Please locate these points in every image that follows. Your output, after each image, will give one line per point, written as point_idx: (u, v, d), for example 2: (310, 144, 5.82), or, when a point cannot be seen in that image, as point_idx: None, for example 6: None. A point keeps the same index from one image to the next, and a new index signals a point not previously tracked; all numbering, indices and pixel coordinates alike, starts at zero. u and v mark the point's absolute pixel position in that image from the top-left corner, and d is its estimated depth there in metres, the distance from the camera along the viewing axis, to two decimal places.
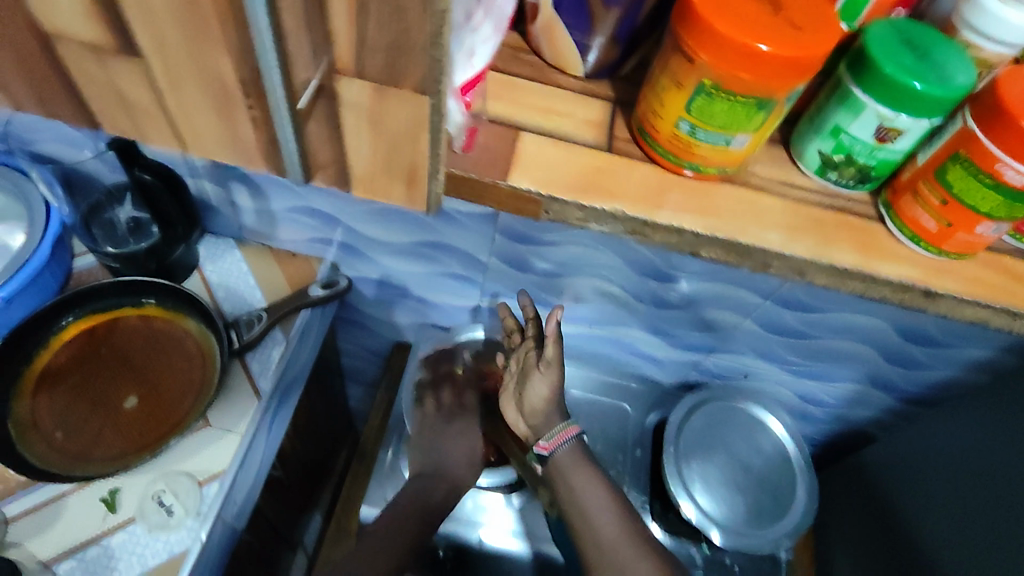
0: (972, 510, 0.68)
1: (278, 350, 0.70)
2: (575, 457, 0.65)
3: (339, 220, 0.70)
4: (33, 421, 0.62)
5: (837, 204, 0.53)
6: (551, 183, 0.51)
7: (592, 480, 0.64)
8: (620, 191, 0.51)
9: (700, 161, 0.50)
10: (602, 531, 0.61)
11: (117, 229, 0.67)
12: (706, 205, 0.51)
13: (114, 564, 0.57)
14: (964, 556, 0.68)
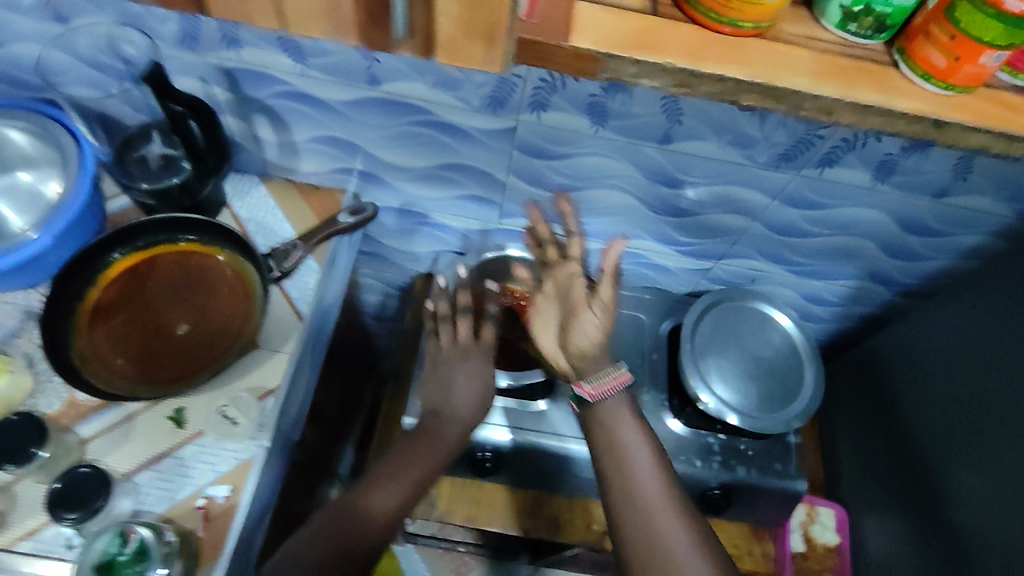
0: (952, 387, 0.73)
1: (314, 277, 0.74)
2: (618, 408, 0.64)
3: (360, 147, 0.73)
4: (94, 353, 0.66)
5: (857, 54, 0.55)
6: (606, 43, 0.51)
7: (637, 435, 0.62)
8: (666, 47, 0.51)
9: (740, 18, 0.51)
10: (645, 491, 0.58)
11: (149, 165, 0.70)
12: (743, 58, 0.52)
13: (187, 473, 0.62)
14: (943, 430, 0.73)
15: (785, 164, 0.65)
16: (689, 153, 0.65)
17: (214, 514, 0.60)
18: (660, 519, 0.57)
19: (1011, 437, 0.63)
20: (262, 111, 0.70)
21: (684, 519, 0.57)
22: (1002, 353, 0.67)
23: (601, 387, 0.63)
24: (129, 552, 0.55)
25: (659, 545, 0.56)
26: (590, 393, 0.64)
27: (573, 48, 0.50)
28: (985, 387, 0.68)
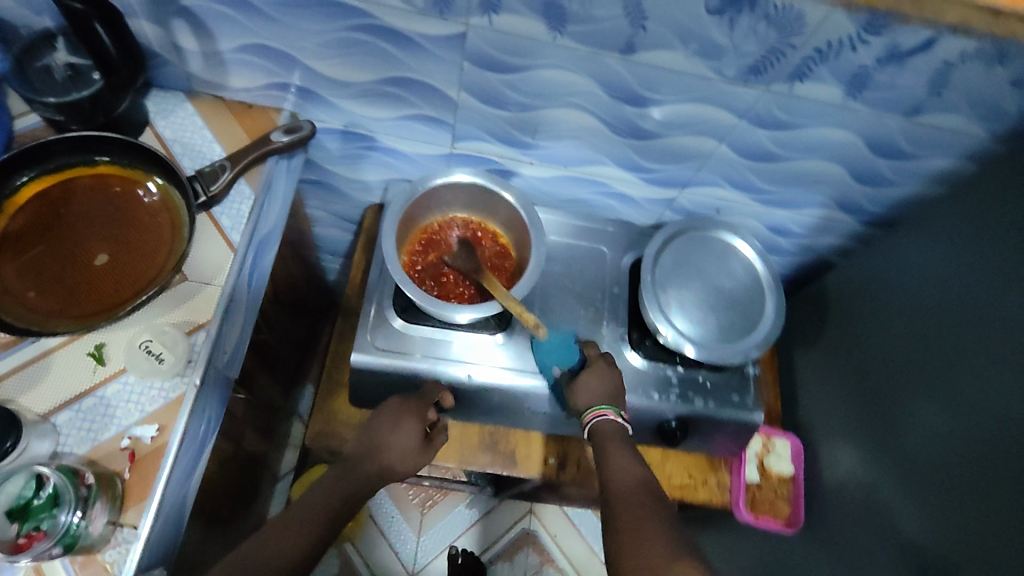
0: (913, 321, 0.72)
1: (248, 204, 0.68)
2: (613, 431, 0.66)
3: (293, 58, 0.66)
4: (2, 286, 0.59)
5: None
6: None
7: (621, 449, 0.65)
8: None
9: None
10: (621, 485, 0.61)
11: (54, 76, 0.62)
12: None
13: (111, 412, 0.58)
14: (903, 362, 0.73)
15: (754, 78, 0.60)
16: (654, 65, 0.60)
17: (141, 455, 0.57)
18: (632, 514, 0.58)
19: (973, 366, 0.63)
20: (179, 14, 0.62)
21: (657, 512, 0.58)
22: (971, 281, 0.65)
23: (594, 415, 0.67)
24: (46, 496, 0.51)
25: (622, 529, 0.57)
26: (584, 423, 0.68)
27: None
28: (947, 319, 0.68)
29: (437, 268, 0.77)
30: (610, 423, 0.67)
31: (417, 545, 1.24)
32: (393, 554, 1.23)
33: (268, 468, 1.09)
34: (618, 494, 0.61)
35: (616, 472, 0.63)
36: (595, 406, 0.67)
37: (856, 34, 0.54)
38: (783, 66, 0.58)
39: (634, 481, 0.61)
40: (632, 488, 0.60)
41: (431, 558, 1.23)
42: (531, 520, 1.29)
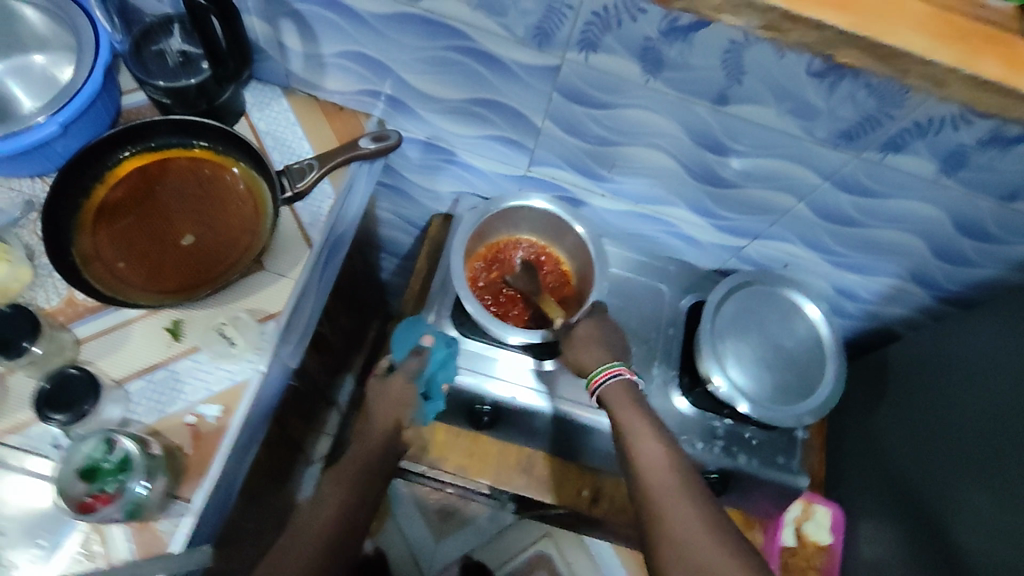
0: (976, 411, 0.70)
1: (328, 203, 0.70)
2: (622, 394, 0.66)
3: (390, 70, 0.68)
4: (96, 253, 0.63)
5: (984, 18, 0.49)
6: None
7: (636, 414, 0.64)
8: None
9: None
10: (649, 463, 0.60)
11: (167, 62, 0.65)
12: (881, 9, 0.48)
13: (180, 387, 0.61)
14: (951, 447, 0.72)
15: (846, 143, 0.59)
16: (745, 118, 0.59)
17: (204, 433, 0.59)
18: (666, 495, 0.58)
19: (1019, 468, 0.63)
20: (288, 16, 0.64)
21: (693, 499, 0.57)
22: None
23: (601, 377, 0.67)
24: (115, 460, 0.54)
25: (660, 515, 0.57)
26: (592, 386, 0.68)
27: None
28: (1014, 416, 0.65)
29: (498, 286, 0.79)
30: (620, 384, 0.67)
31: (435, 550, 1.28)
32: (411, 556, 1.27)
33: (303, 452, 1.12)
34: (647, 474, 0.60)
35: (641, 451, 0.62)
36: (601, 366, 0.68)
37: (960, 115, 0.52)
38: (882, 134, 0.57)
39: (658, 461, 0.60)
40: (665, 474, 0.59)
41: (446, 563, 1.27)
42: (547, 544, 1.26)
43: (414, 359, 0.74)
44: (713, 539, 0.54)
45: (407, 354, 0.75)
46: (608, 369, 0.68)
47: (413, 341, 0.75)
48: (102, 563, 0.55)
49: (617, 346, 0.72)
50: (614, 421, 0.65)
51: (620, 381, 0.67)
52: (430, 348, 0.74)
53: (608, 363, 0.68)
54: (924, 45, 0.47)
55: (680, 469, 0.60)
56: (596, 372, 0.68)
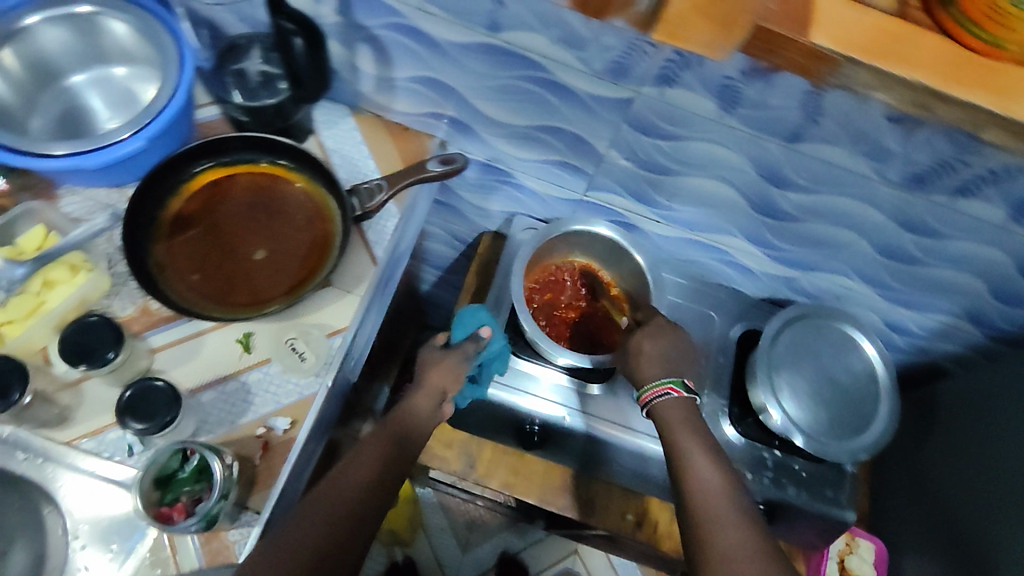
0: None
1: (393, 223, 0.72)
2: (677, 413, 0.66)
3: (460, 95, 0.70)
4: (170, 262, 0.65)
5: None
6: (847, 45, 0.43)
7: (689, 435, 0.63)
8: (912, 59, 0.44)
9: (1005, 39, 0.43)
10: (702, 483, 0.59)
11: (247, 81, 0.67)
12: (1007, 85, 0.44)
13: (250, 399, 0.62)
14: (994, 483, 0.74)
15: (917, 186, 0.59)
16: (816, 158, 0.60)
17: (273, 445, 0.60)
18: (720, 517, 0.56)
19: None
20: (366, 40, 0.66)
21: (750, 525, 0.54)
22: None
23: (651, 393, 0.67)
24: (190, 470, 0.55)
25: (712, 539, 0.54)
26: (645, 402, 0.68)
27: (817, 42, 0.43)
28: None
29: (551, 308, 0.81)
30: (672, 401, 0.66)
31: (461, 561, 1.27)
32: (437, 565, 1.26)
33: None
34: (704, 497, 0.58)
35: (698, 475, 0.60)
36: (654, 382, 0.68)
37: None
38: (955, 179, 0.57)
39: (714, 482, 0.59)
40: (717, 495, 0.57)
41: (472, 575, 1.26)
42: (574, 561, 1.28)
43: (470, 344, 0.73)
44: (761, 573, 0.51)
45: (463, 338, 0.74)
46: (662, 387, 0.67)
47: (473, 327, 0.74)
48: (171, 570, 0.56)
49: (679, 358, 0.71)
50: (671, 442, 0.64)
51: (674, 399, 0.67)
52: (485, 341, 0.73)
53: (661, 379, 0.68)
54: None
55: (737, 498, 0.57)
56: (647, 389, 0.68)
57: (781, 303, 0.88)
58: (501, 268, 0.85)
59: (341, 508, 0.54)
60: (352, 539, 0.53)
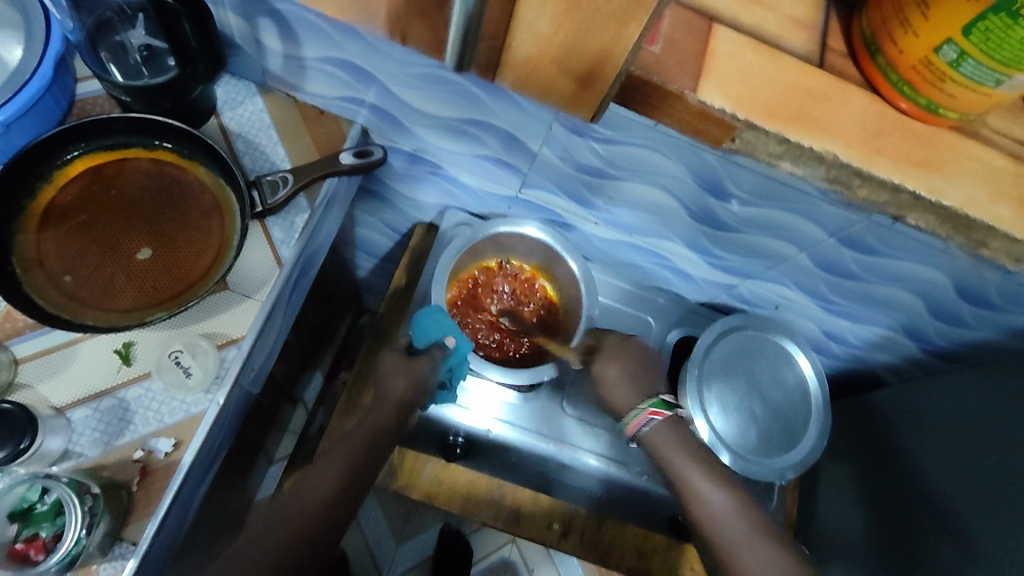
0: (953, 468, 0.71)
1: (302, 218, 0.65)
2: (668, 438, 0.67)
3: (376, 79, 0.62)
4: (39, 259, 0.58)
5: (1013, 150, 0.49)
6: (746, 104, 0.46)
7: (689, 462, 0.65)
8: (833, 125, 0.47)
9: (939, 103, 0.45)
10: (714, 509, 0.63)
11: (129, 55, 0.60)
12: (927, 156, 0.47)
13: (129, 417, 0.56)
14: (926, 490, 0.73)
15: (856, 206, 0.56)
16: (755, 173, 0.55)
17: (153, 469, 0.55)
18: (736, 541, 0.62)
19: (985, 507, 0.66)
20: (267, 14, 0.58)
21: (769, 541, 0.61)
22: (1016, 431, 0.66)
23: (636, 423, 0.67)
24: (50, 503, 0.52)
25: (737, 564, 0.61)
26: (631, 434, 0.69)
27: (703, 101, 0.45)
28: (995, 478, 0.66)
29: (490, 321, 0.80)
30: (658, 426, 0.67)
31: (394, 554, 1.25)
32: (370, 558, 1.23)
33: (265, 452, 1.08)
34: (715, 526, 0.63)
35: (709, 505, 0.63)
36: (633, 414, 0.68)
37: (973, 232, 0.49)
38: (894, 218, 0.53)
39: (723, 505, 0.63)
40: (732, 520, 0.62)
41: (406, 568, 1.24)
42: (512, 550, 1.27)
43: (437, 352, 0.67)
44: (775, 564, 0.60)
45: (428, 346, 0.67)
46: (642, 414, 0.68)
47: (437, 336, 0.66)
48: None
49: (645, 371, 0.71)
50: (668, 471, 0.66)
51: (660, 423, 0.67)
52: (452, 349, 0.67)
53: (641, 407, 0.68)
54: (972, 188, 0.48)
55: (747, 514, 0.63)
56: (630, 421, 0.67)
57: (721, 307, 0.86)
58: (429, 265, 0.80)
59: (312, 509, 0.56)
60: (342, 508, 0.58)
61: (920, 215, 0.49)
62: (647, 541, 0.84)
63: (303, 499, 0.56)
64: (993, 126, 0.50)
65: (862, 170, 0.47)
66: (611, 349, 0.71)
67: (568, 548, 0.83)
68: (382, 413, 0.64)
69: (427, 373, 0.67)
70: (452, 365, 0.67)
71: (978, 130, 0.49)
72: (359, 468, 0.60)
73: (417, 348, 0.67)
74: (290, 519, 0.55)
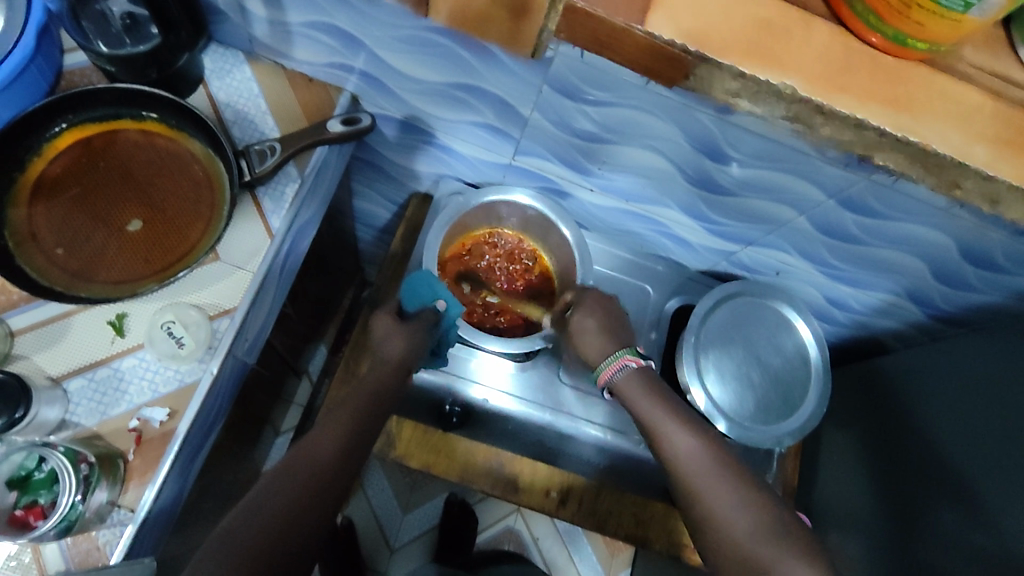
0: (983, 436, 0.67)
1: (292, 187, 0.64)
2: (634, 382, 0.63)
3: (362, 44, 0.61)
4: (31, 232, 0.58)
5: (990, 85, 0.47)
6: (700, 38, 0.44)
7: (653, 403, 0.61)
8: (791, 61, 0.45)
9: (908, 34, 0.43)
10: (683, 455, 0.57)
11: (111, 25, 0.59)
12: (897, 94, 0.45)
13: (124, 388, 0.57)
14: (942, 451, 0.71)
15: (853, 165, 0.53)
16: (751, 133, 0.53)
17: (148, 438, 0.56)
18: (709, 489, 0.54)
19: (991, 466, 0.65)
20: None
21: (736, 481, 0.55)
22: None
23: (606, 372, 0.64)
24: (47, 471, 0.54)
25: (715, 522, 0.53)
26: (603, 380, 0.65)
27: (649, 33, 0.43)
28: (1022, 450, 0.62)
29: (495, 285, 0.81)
30: (630, 372, 0.63)
31: (402, 522, 1.27)
32: (377, 527, 1.25)
33: (272, 424, 1.10)
34: (685, 471, 0.56)
35: (680, 452, 0.58)
36: (610, 357, 0.64)
37: (949, 177, 0.47)
38: (864, 160, 0.51)
39: (690, 452, 0.57)
40: (701, 464, 0.56)
41: (412, 536, 1.26)
42: (517, 519, 1.29)
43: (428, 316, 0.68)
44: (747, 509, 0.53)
45: (418, 305, 0.69)
46: (619, 360, 0.64)
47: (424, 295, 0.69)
48: (29, 560, 0.53)
49: (617, 326, 0.68)
50: (638, 417, 0.62)
51: (633, 369, 0.64)
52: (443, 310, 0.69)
53: (616, 354, 0.65)
54: (957, 140, 0.46)
55: (718, 462, 0.56)
56: (604, 367, 0.64)
57: (723, 276, 0.85)
58: (425, 235, 0.80)
59: (314, 468, 0.53)
60: (351, 469, 0.56)
61: (887, 155, 0.47)
62: (646, 508, 0.86)
63: (294, 470, 0.52)
64: (970, 61, 0.47)
65: (821, 105, 0.45)
66: (590, 304, 0.70)
67: (566, 516, 0.84)
68: (381, 374, 0.63)
69: (424, 335, 0.67)
70: (446, 328, 0.70)
71: (954, 65, 0.47)
72: (356, 441, 0.57)
73: (408, 310, 0.69)
74: (273, 497, 0.50)
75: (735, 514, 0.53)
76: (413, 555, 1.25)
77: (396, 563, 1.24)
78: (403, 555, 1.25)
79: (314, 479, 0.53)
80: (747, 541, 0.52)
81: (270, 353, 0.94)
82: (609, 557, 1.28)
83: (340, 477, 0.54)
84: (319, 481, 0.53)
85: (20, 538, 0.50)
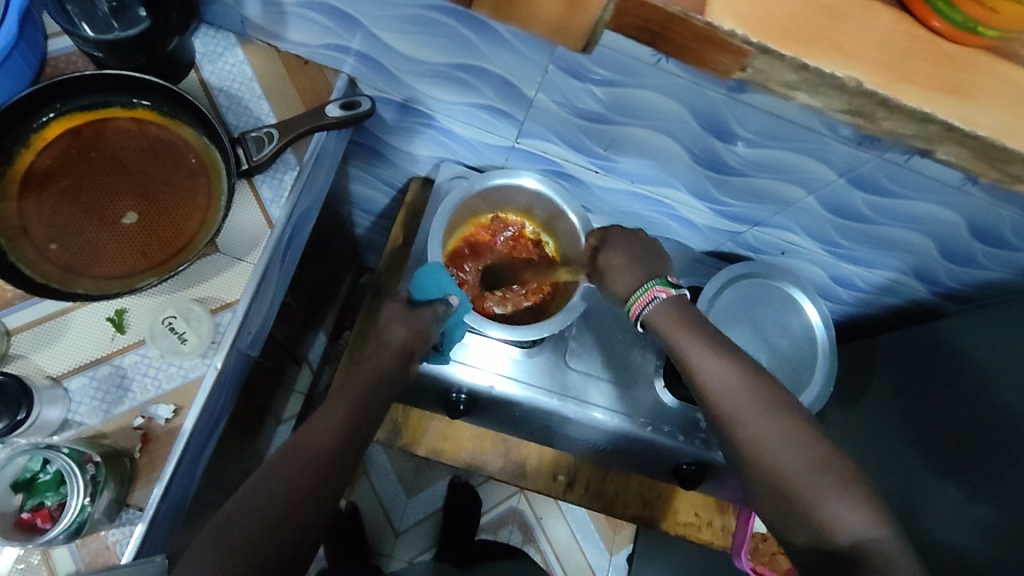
0: (985, 411, 0.67)
1: (291, 175, 0.62)
2: (669, 315, 0.60)
3: (359, 24, 0.59)
4: (22, 227, 0.56)
5: None
6: (756, 25, 0.39)
7: (693, 339, 0.58)
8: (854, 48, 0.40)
9: (976, 21, 0.38)
10: (720, 386, 0.55)
11: (98, 9, 0.57)
12: (961, 83, 0.41)
13: (127, 385, 0.55)
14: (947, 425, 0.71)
15: (867, 144, 0.52)
16: (763, 112, 0.52)
17: (154, 436, 0.55)
18: (747, 415, 0.53)
19: (992, 439, 0.66)
20: None
21: (776, 410, 0.53)
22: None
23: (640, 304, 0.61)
24: (52, 472, 0.53)
25: (758, 455, 0.52)
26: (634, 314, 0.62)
27: (710, 23, 0.38)
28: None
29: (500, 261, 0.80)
30: (660, 305, 0.61)
31: (406, 506, 1.27)
32: (382, 511, 1.26)
33: (274, 413, 1.09)
34: (723, 399, 0.55)
35: (715, 381, 0.56)
36: (641, 287, 0.62)
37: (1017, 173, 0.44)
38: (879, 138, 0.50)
39: (728, 380, 0.55)
40: (738, 395, 0.54)
41: (417, 519, 1.27)
42: (520, 499, 1.30)
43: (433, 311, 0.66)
44: (788, 437, 0.52)
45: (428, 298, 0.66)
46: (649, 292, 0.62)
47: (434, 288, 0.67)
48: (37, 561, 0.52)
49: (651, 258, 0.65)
50: (671, 349, 0.60)
51: (665, 301, 0.61)
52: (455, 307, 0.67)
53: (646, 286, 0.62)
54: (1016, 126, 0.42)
55: (756, 390, 0.54)
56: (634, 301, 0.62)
57: (728, 256, 0.84)
58: (426, 220, 0.78)
59: (316, 456, 0.52)
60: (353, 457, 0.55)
61: (951, 148, 0.44)
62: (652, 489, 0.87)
63: (298, 459, 0.52)
64: None
65: (887, 99, 0.40)
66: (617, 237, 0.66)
67: (573, 498, 0.88)
68: (382, 361, 0.62)
69: (428, 324, 0.65)
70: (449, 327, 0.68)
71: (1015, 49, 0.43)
72: (357, 428, 0.57)
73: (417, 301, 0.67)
74: (274, 487, 0.50)
75: (775, 437, 0.52)
76: (417, 537, 1.26)
77: (401, 546, 1.25)
78: (408, 539, 1.26)
79: (317, 467, 0.52)
80: (798, 476, 0.50)
81: (271, 342, 0.93)
82: (611, 534, 1.30)
83: (342, 465, 0.54)
84: (323, 467, 0.52)
85: (29, 543, 0.50)
